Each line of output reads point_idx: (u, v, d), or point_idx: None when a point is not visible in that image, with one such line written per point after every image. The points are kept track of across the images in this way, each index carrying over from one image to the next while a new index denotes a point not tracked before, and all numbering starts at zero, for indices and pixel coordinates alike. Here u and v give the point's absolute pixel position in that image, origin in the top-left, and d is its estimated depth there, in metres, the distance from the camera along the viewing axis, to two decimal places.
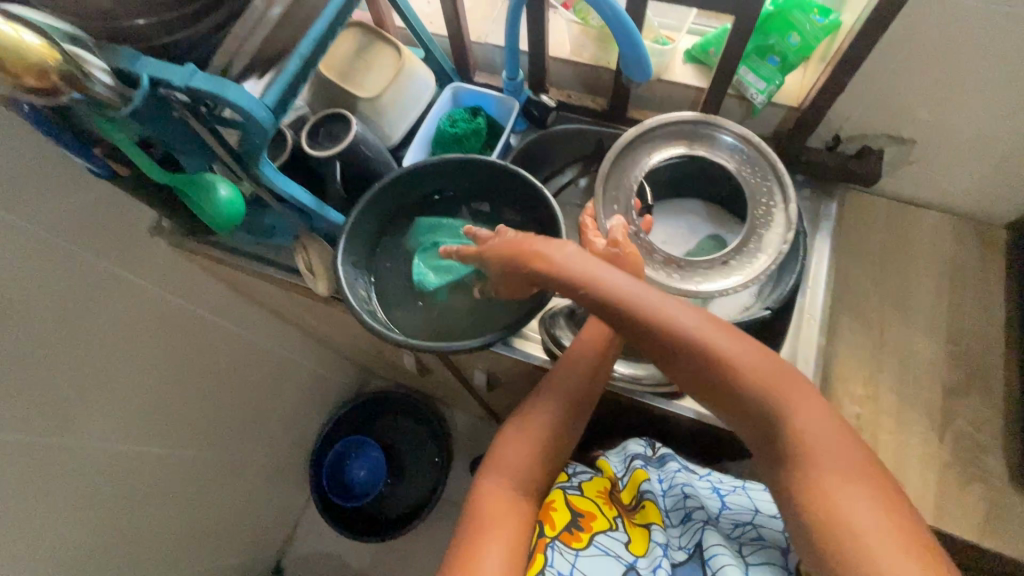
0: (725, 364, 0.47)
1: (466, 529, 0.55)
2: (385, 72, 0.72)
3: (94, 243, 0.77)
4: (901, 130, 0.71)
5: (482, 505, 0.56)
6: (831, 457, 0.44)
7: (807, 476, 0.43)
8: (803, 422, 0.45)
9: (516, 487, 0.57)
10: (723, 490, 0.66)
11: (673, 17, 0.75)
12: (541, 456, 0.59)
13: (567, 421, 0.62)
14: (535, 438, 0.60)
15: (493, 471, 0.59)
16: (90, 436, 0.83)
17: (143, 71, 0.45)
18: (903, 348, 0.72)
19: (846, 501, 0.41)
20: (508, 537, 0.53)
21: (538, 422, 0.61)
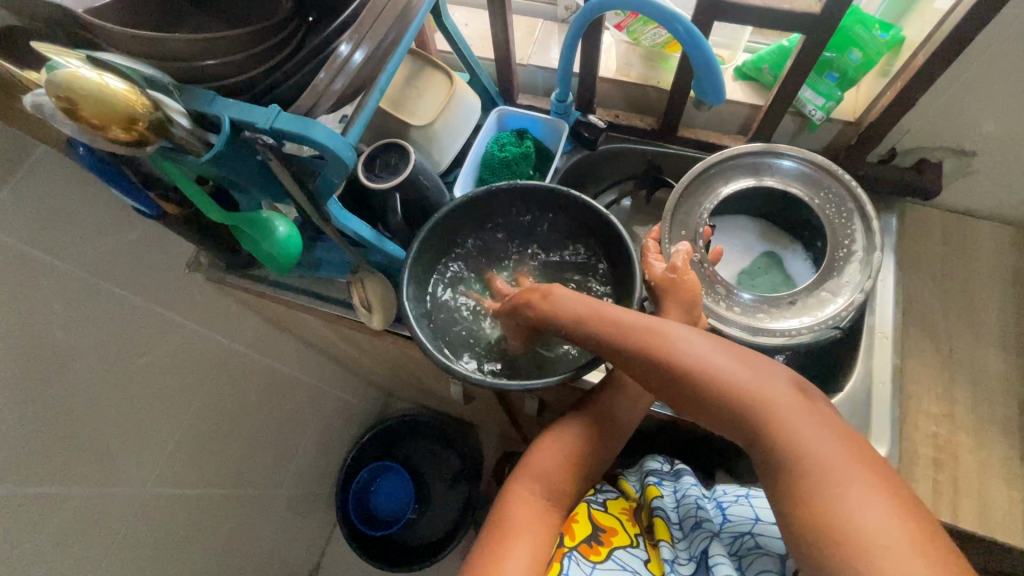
0: (741, 388, 0.46)
1: (489, 532, 0.55)
2: (437, 97, 0.71)
3: (134, 280, 0.74)
4: (962, 143, 0.70)
5: (507, 509, 0.56)
6: (838, 475, 0.40)
7: (804, 489, 0.40)
8: (816, 438, 0.42)
9: (541, 495, 0.57)
10: (726, 501, 0.65)
11: (725, 35, 0.76)
12: (574, 470, 0.59)
13: (602, 437, 0.61)
14: (567, 450, 0.59)
15: (522, 477, 0.59)
16: (121, 480, 0.79)
17: (224, 113, 0.43)
18: (975, 363, 0.71)
19: (859, 508, 0.38)
20: (530, 545, 0.53)
21: (571, 434, 0.60)
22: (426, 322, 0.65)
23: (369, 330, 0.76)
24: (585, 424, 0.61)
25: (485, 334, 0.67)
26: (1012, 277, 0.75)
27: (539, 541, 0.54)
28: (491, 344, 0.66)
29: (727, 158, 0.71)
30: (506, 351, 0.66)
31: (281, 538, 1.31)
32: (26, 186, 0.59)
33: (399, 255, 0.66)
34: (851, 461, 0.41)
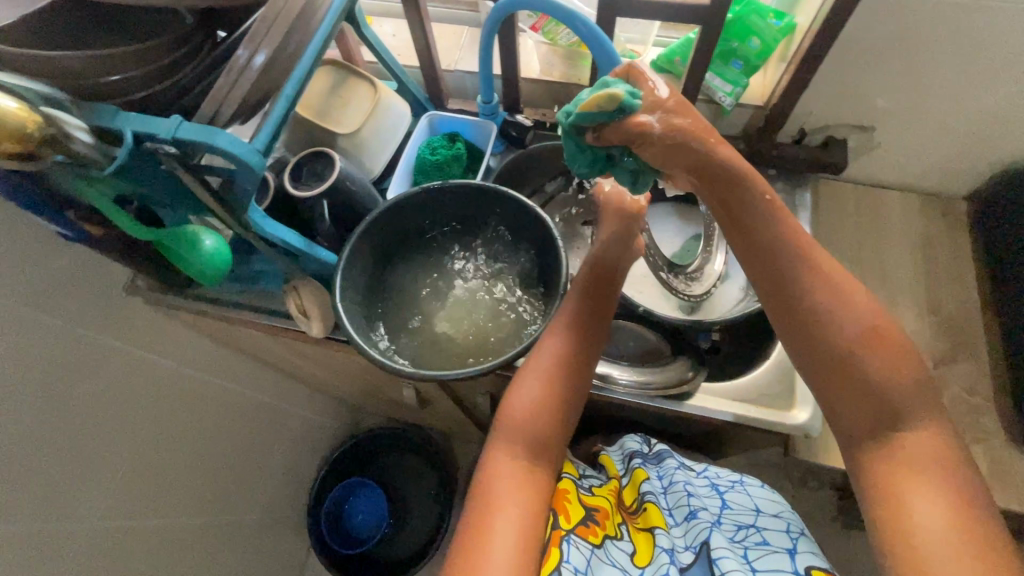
0: (882, 364, 0.46)
1: (472, 503, 0.50)
2: (362, 106, 0.72)
3: (65, 309, 0.73)
4: (861, 119, 0.76)
5: (489, 477, 0.51)
6: (930, 465, 0.43)
7: (904, 469, 0.44)
8: (936, 434, 0.45)
9: (525, 454, 0.52)
10: (722, 487, 0.68)
11: (637, 30, 0.79)
12: (553, 413, 0.55)
13: (571, 372, 0.56)
14: (546, 394, 0.55)
15: (500, 436, 0.54)
16: (69, 512, 0.77)
17: (126, 126, 0.44)
18: (892, 323, 0.75)
19: (921, 503, 0.42)
20: (519, 511, 0.48)
21: (545, 374, 0.56)
22: (362, 322, 0.65)
23: (313, 339, 0.76)
24: (557, 358, 0.57)
25: (421, 330, 0.67)
26: (921, 241, 0.80)
27: (528, 504, 0.49)
28: (429, 340, 0.67)
29: None
30: (445, 344, 0.66)
31: (254, 565, 1.28)
32: None
33: (332, 260, 0.67)
34: (938, 456, 0.44)
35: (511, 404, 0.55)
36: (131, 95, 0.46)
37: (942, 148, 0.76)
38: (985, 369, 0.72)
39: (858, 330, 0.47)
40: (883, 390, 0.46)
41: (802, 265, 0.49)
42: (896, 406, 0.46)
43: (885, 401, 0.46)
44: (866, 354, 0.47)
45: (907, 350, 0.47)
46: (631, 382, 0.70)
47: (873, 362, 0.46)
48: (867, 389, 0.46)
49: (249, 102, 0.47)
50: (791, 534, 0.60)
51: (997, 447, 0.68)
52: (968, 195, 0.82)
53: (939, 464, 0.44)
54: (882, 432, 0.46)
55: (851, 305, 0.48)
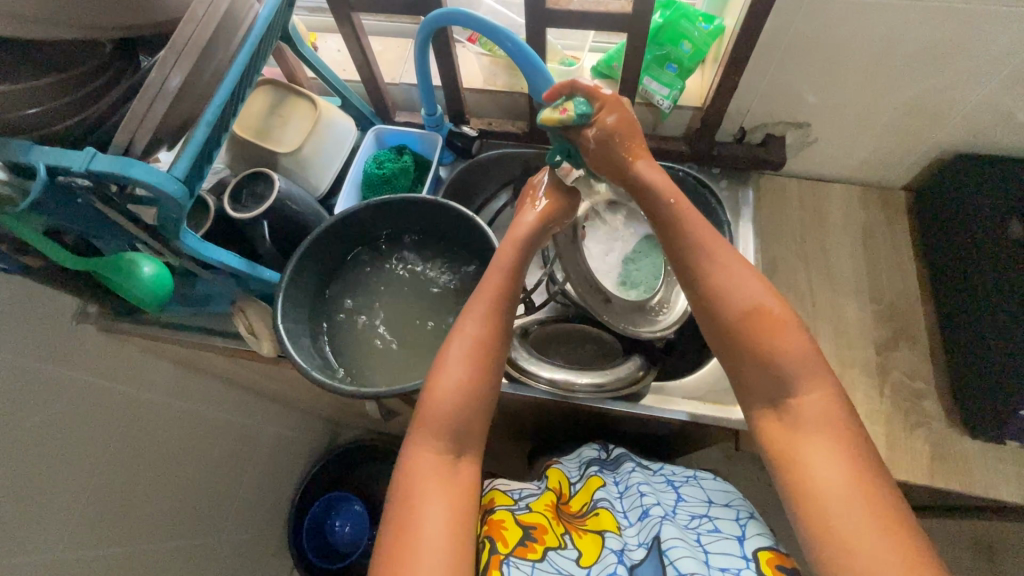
0: (778, 345, 0.48)
1: (394, 504, 0.50)
2: (302, 124, 0.73)
3: (13, 341, 0.72)
4: (796, 115, 0.77)
5: (409, 474, 0.50)
6: (825, 434, 0.45)
7: (801, 445, 0.46)
8: (832, 410, 0.46)
9: (446, 445, 0.52)
10: (677, 482, 0.69)
11: (573, 38, 0.82)
12: (474, 395, 0.53)
13: (491, 351, 0.55)
14: (466, 378, 0.53)
15: (423, 425, 0.52)
16: (30, 545, 0.76)
17: (38, 161, 0.43)
18: (836, 313, 0.77)
19: (818, 465, 0.44)
20: (443, 507, 0.48)
21: (461, 354, 0.54)
22: (307, 342, 0.65)
23: (266, 358, 0.76)
24: (477, 337, 0.54)
25: (371, 346, 0.68)
26: (862, 232, 0.82)
27: (451, 497, 0.49)
28: (377, 355, 0.67)
29: None
30: (394, 359, 0.67)
31: None
32: None
33: (275, 279, 0.67)
34: (828, 417, 0.46)
35: (430, 392, 0.53)
36: (48, 128, 0.46)
37: (875, 141, 0.78)
38: (925, 353, 0.74)
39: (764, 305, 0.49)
40: (780, 370, 0.48)
41: (695, 254, 0.52)
42: (791, 376, 0.47)
43: (777, 371, 0.48)
44: (766, 333, 0.48)
45: (793, 325, 0.49)
46: (588, 386, 0.69)
47: (771, 341, 0.48)
48: (770, 368, 0.48)
49: (168, 129, 0.47)
50: (741, 522, 0.61)
51: (938, 430, 0.70)
52: (907, 185, 0.84)
53: (829, 424, 0.46)
54: (779, 400, 0.48)
55: (746, 287, 0.50)
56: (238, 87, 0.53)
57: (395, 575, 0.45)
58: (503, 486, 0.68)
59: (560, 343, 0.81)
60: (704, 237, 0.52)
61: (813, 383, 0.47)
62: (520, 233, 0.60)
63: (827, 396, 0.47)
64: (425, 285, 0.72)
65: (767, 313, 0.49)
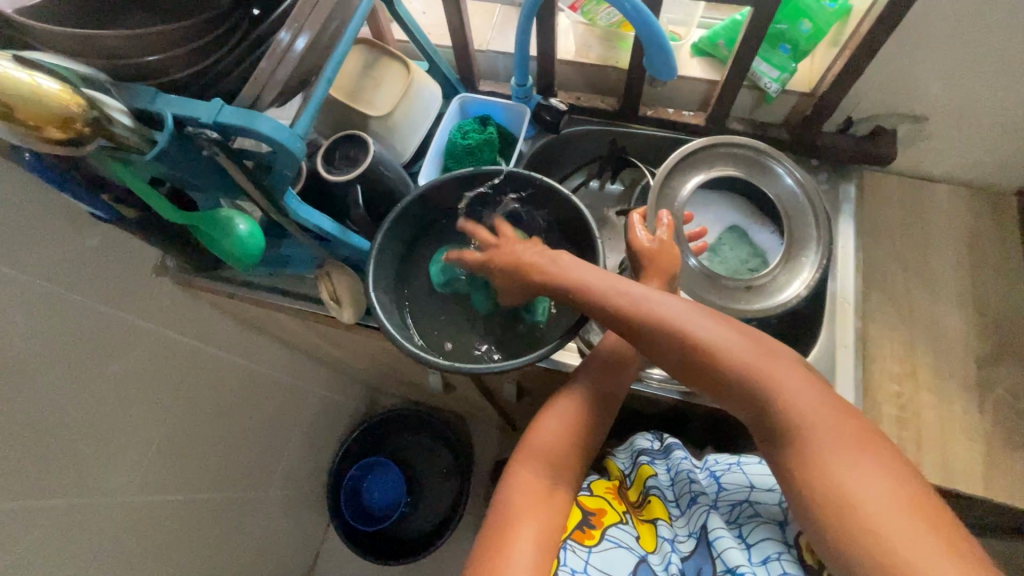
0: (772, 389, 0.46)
1: (494, 516, 0.51)
2: (394, 87, 0.71)
3: (99, 290, 0.74)
4: (914, 108, 0.72)
5: (516, 492, 0.52)
6: (843, 460, 0.42)
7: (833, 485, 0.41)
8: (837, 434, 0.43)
9: (549, 475, 0.53)
10: (717, 470, 0.64)
11: (680, 12, 0.75)
12: (579, 441, 0.56)
13: (598, 409, 0.58)
14: (573, 422, 0.56)
15: (528, 453, 0.55)
16: (104, 487, 0.79)
17: (166, 110, 0.42)
18: (935, 322, 0.73)
19: (861, 493, 0.40)
20: (538, 524, 0.50)
21: (572, 403, 0.57)
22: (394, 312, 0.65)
23: (342, 325, 0.76)
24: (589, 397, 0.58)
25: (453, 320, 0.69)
26: (970, 237, 0.77)
27: (549, 518, 0.51)
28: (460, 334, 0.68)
29: (711, 147, 0.72)
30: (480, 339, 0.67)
31: (276, 540, 1.31)
32: None
33: (364, 246, 0.66)
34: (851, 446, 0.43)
35: (539, 428, 0.56)
36: (171, 76, 0.45)
37: (998, 140, 0.72)
38: None
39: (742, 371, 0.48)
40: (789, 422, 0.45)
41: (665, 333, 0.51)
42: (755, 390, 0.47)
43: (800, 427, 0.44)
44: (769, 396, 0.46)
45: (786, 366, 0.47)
46: (659, 376, 0.69)
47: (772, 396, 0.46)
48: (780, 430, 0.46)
49: (290, 88, 0.45)
50: (786, 512, 0.57)
51: None
52: (1022, 190, 0.78)
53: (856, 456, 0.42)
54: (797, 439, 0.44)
55: (737, 357, 0.48)
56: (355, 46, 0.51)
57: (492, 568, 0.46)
58: None
59: None
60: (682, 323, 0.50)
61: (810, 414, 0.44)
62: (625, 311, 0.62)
63: (836, 425, 0.44)
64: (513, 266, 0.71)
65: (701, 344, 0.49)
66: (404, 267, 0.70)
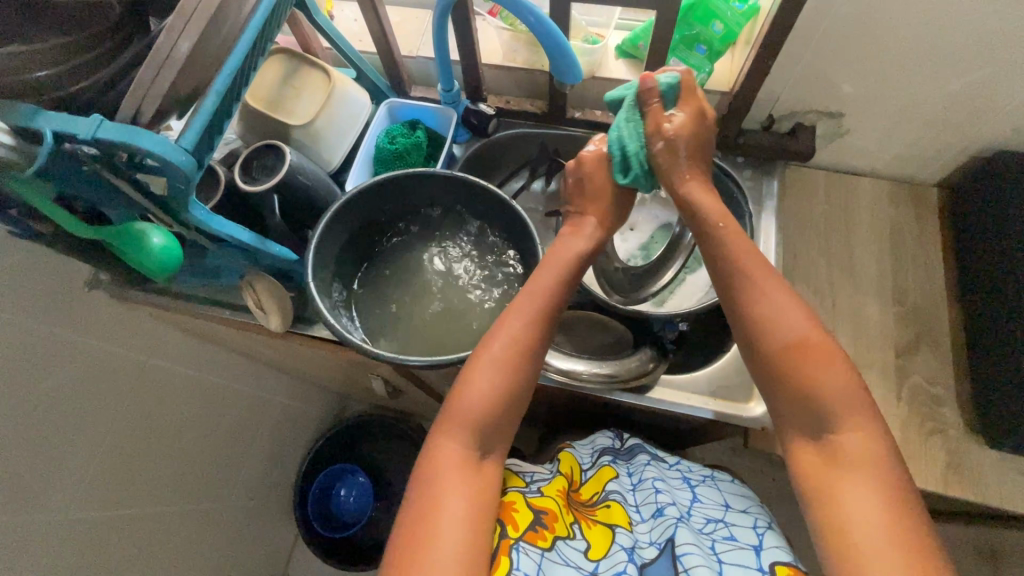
0: (822, 388, 0.46)
1: (416, 487, 0.51)
2: (315, 96, 0.71)
3: (28, 307, 0.73)
4: (829, 105, 0.74)
5: (438, 466, 0.51)
6: (858, 468, 0.44)
7: (835, 486, 0.44)
8: (865, 446, 0.44)
9: (474, 439, 0.53)
10: (693, 480, 0.68)
11: (598, 14, 0.77)
12: (509, 398, 0.54)
13: (529, 359, 0.55)
14: (505, 379, 0.53)
15: (452, 421, 0.53)
16: (48, 505, 0.79)
17: (46, 127, 0.42)
18: (857, 312, 0.75)
19: (851, 499, 0.43)
20: (460, 502, 0.49)
21: (503, 359, 0.54)
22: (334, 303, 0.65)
23: (277, 334, 0.76)
24: (518, 342, 0.54)
25: (390, 305, 0.69)
26: (890, 229, 0.79)
27: (474, 489, 0.51)
28: (391, 315, 0.68)
29: None
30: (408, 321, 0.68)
31: (242, 550, 1.31)
32: None
33: (284, 254, 0.66)
34: (869, 456, 0.44)
35: (466, 389, 0.53)
36: (53, 93, 0.44)
37: (910, 134, 0.74)
38: (947, 358, 0.72)
39: (798, 360, 0.46)
40: (821, 412, 0.46)
41: (745, 286, 0.50)
42: (828, 412, 0.45)
43: (822, 409, 0.46)
44: (809, 379, 0.46)
45: (840, 362, 0.46)
46: (597, 374, 0.68)
47: (823, 390, 0.46)
48: (810, 412, 0.46)
49: (174, 99, 0.46)
50: (758, 532, 0.61)
51: (954, 437, 0.69)
52: (940, 181, 0.80)
53: (871, 467, 0.43)
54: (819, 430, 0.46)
55: (803, 331, 0.47)
56: (251, 56, 0.52)
57: (413, 548, 0.47)
58: (515, 466, 0.67)
59: (565, 332, 0.79)
60: (765, 287, 0.49)
61: (848, 414, 0.45)
62: (568, 255, 0.59)
63: (865, 430, 0.45)
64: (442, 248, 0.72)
65: (810, 347, 0.47)
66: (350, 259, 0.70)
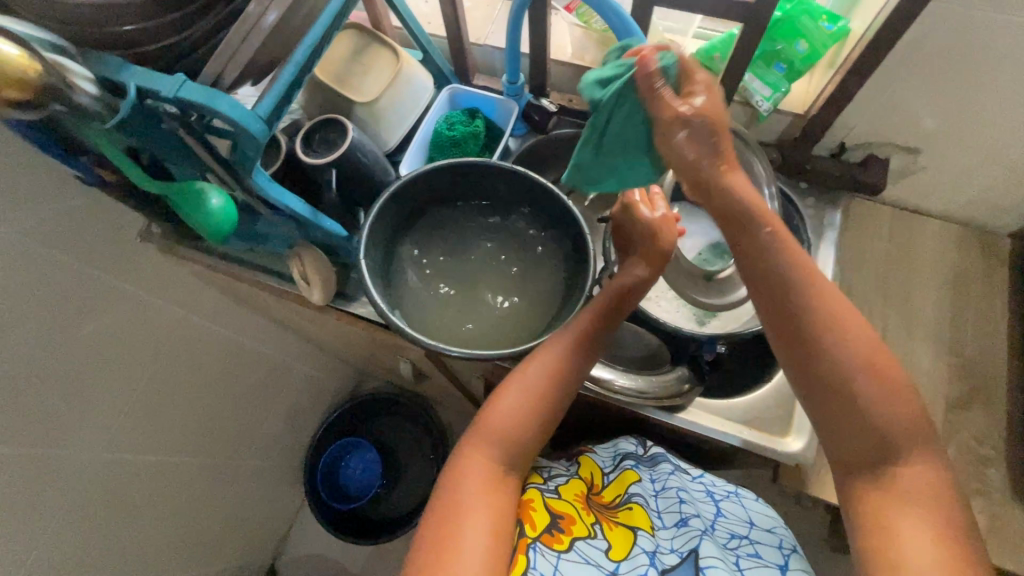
0: (885, 418, 0.43)
1: (444, 496, 0.50)
2: (382, 75, 0.71)
3: (83, 251, 0.75)
4: (908, 139, 0.70)
5: (465, 478, 0.50)
6: (915, 502, 0.41)
7: (890, 520, 0.41)
8: (923, 477, 0.42)
9: (503, 456, 0.52)
10: (717, 495, 0.68)
11: (677, 20, 0.76)
12: (539, 418, 0.53)
13: (569, 382, 0.55)
14: (538, 403, 0.53)
15: (483, 436, 0.52)
16: (81, 442, 0.82)
17: (131, 81, 0.43)
18: (909, 358, 0.72)
19: (913, 544, 0.40)
20: (485, 514, 0.48)
21: (539, 381, 0.54)
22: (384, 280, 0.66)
23: (315, 306, 0.77)
24: (557, 367, 0.54)
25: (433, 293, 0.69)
26: (954, 275, 0.76)
27: (500, 504, 0.50)
28: (429, 304, 0.68)
29: None
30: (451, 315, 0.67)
31: (250, 509, 1.33)
32: None
33: (335, 230, 0.66)
34: (931, 497, 0.41)
35: (498, 408, 0.53)
36: (141, 47, 0.45)
37: (991, 180, 0.70)
38: (999, 418, 0.69)
39: (862, 384, 0.43)
40: (877, 441, 0.43)
41: (802, 301, 0.45)
42: (890, 447, 0.43)
43: (886, 441, 0.43)
44: (862, 403, 0.43)
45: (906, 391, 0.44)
46: (630, 390, 0.66)
47: (882, 418, 0.43)
48: (862, 440, 0.44)
49: (252, 65, 0.46)
50: (784, 551, 0.60)
51: (997, 501, 0.66)
52: (1014, 233, 0.76)
53: (938, 509, 0.41)
54: (878, 464, 0.43)
55: (869, 355, 0.44)
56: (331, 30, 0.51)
57: (437, 558, 0.45)
58: (535, 463, 0.67)
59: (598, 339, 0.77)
60: (824, 300, 0.45)
61: (907, 447, 0.43)
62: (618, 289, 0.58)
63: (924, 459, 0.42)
64: (507, 245, 0.72)
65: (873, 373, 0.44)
66: (402, 242, 0.70)
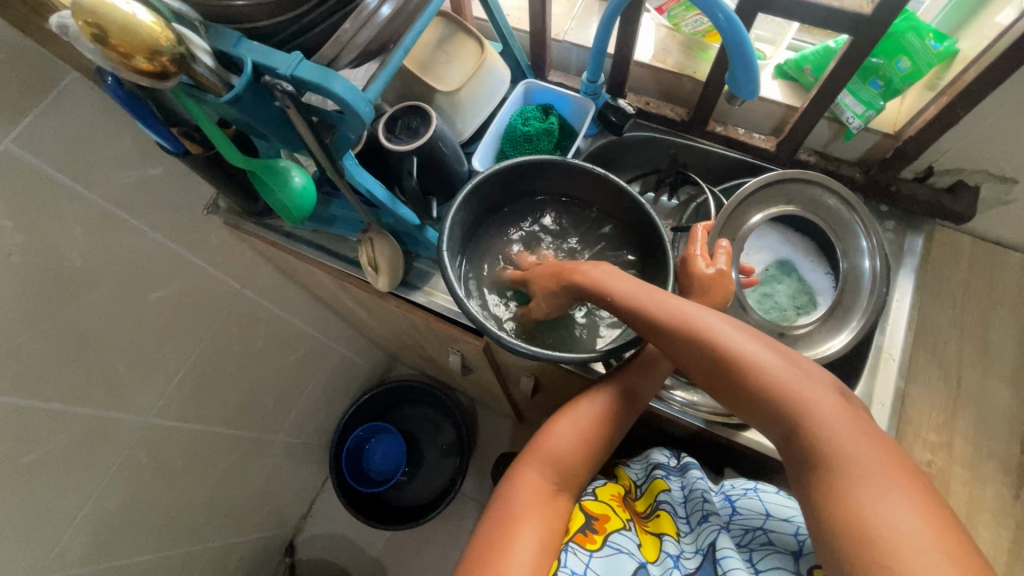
0: (790, 386, 0.46)
1: (497, 512, 0.53)
2: (465, 65, 0.70)
3: (155, 217, 0.75)
4: (1004, 170, 0.68)
5: (519, 492, 0.54)
6: (855, 459, 0.41)
7: (843, 489, 0.41)
8: (853, 439, 0.42)
9: (555, 475, 0.55)
10: (734, 495, 0.63)
11: (769, 30, 0.75)
12: (591, 448, 0.56)
13: (621, 415, 0.58)
14: (587, 431, 0.56)
15: (535, 456, 0.56)
16: (136, 403, 0.83)
17: (249, 56, 0.43)
18: (984, 398, 0.71)
19: (880, 505, 0.39)
20: (536, 525, 0.51)
21: (589, 413, 0.57)
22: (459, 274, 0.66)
23: (376, 291, 0.77)
24: (604, 402, 0.57)
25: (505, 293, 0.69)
26: None
27: (550, 519, 0.52)
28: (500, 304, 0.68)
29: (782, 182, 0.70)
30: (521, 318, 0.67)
31: (277, 483, 1.35)
32: (60, 117, 0.59)
33: (411, 219, 0.66)
34: (866, 447, 0.42)
35: (552, 433, 0.57)
36: (253, 22, 0.44)
37: None
38: None
39: (769, 369, 0.47)
40: (795, 417, 0.45)
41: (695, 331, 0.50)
42: (809, 424, 0.44)
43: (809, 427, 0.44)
44: (773, 389, 0.46)
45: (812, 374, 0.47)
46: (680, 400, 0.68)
47: (783, 387, 0.46)
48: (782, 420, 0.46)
49: (364, 50, 0.46)
50: (800, 538, 0.54)
51: None
52: None
53: (871, 459, 0.41)
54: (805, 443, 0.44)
55: (757, 350, 0.48)
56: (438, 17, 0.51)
57: (494, 559, 0.48)
58: None
59: None
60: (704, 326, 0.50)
61: (819, 411, 0.44)
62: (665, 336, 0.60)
63: (843, 412, 0.44)
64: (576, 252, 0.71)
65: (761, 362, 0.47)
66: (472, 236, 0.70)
